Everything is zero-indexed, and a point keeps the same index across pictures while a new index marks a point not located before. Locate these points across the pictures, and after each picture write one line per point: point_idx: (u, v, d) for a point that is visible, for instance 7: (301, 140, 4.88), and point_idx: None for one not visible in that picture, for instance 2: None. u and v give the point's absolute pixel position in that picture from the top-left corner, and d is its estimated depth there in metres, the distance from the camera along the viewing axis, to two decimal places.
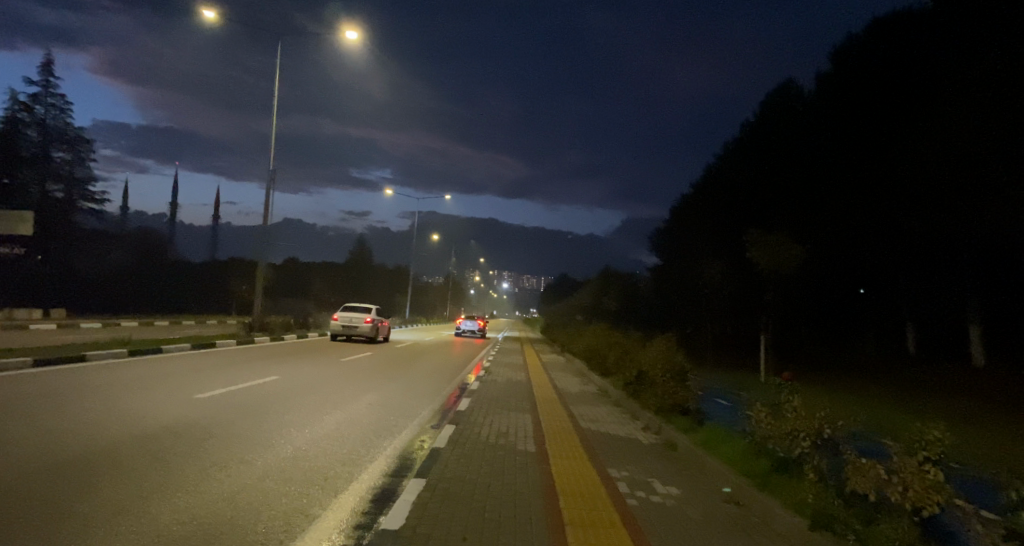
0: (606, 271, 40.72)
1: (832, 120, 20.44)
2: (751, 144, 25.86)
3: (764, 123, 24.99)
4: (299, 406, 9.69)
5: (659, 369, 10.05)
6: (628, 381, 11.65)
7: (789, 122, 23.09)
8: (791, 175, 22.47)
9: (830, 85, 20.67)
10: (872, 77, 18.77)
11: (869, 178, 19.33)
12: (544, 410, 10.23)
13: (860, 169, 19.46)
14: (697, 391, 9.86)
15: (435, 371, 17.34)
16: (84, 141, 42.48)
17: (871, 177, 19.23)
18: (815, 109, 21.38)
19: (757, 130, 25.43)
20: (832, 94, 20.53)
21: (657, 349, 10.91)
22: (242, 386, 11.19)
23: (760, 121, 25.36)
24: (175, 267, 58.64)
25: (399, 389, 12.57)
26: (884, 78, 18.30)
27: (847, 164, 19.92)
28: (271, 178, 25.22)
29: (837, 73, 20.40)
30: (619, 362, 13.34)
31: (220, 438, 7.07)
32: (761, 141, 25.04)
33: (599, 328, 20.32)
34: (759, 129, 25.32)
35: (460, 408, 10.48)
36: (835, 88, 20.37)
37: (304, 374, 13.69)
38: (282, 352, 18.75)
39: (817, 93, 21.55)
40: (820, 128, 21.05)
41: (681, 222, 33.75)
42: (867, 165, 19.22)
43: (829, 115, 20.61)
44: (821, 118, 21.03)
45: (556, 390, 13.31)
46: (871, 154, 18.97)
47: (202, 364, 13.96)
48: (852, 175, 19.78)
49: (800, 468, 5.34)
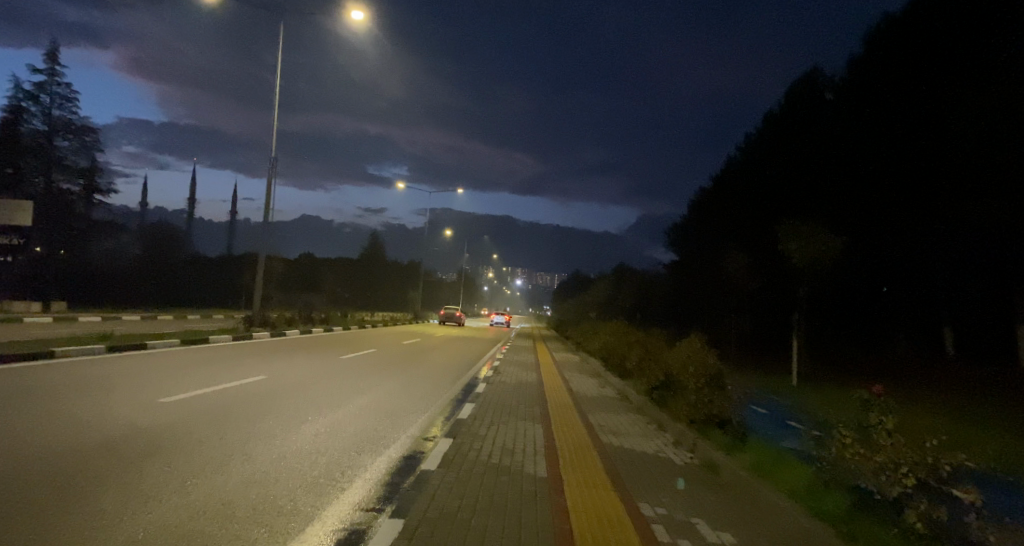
0: (622, 266, 39.37)
1: (864, 105, 18.96)
2: (774, 136, 24.44)
3: (788, 112, 23.50)
4: (278, 412, 8.49)
5: (691, 372, 8.65)
6: (652, 386, 10.26)
7: (815, 111, 21.64)
8: (821, 164, 21.00)
9: (861, 68, 19.16)
10: (907, 59, 17.28)
11: (905, 167, 17.80)
12: (558, 420, 8.92)
13: (897, 157, 17.93)
14: (737, 399, 8.45)
15: (441, 370, 16.13)
16: (91, 130, 41.74)
17: (910, 164, 17.68)
18: (845, 95, 19.89)
19: (780, 120, 24.01)
20: (863, 78, 19.03)
21: (687, 349, 9.51)
22: (220, 388, 10.01)
23: (784, 110, 23.92)
24: (184, 260, 58.21)
25: (397, 392, 11.31)
26: (920, 58, 16.79)
27: (882, 152, 18.42)
28: (273, 167, 24.23)
29: (867, 56, 18.92)
30: (642, 363, 11.95)
31: (165, 458, 5.85)
32: (784, 132, 23.60)
33: (617, 326, 19.02)
34: (782, 119, 23.89)
35: (461, 414, 9.25)
36: (866, 72, 18.87)
37: (294, 373, 12.51)
38: (280, 348, 17.61)
39: (846, 78, 20.04)
40: (851, 114, 19.55)
41: (701, 216, 32.38)
42: (904, 153, 17.67)
43: (860, 100, 19.13)
44: (851, 104, 19.52)
45: (570, 393, 12.01)
46: (910, 141, 17.44)
47: (186, 361, 12.85)
48: (888, 164, 18.28)
49: (903, 514, 4.00)
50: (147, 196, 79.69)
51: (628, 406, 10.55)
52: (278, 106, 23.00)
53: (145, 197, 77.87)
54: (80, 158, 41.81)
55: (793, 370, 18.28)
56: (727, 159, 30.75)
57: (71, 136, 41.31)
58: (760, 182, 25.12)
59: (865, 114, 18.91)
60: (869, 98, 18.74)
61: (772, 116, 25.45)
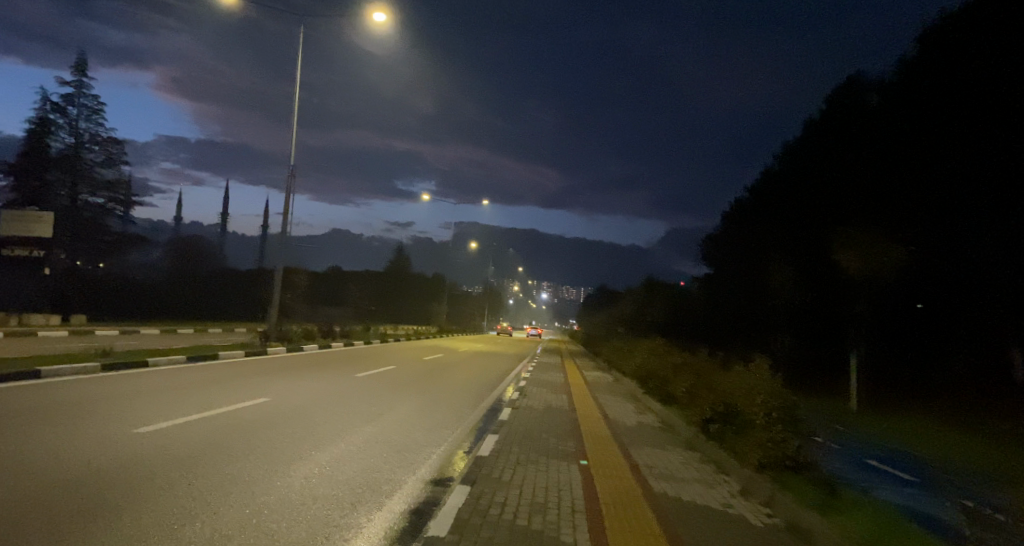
0: (651, 280, 37.77)
1: (914, 107, 17.24)
2: (816, 145, 22.92)
3: (832, 119, 21.89)
4: (269, 446, 7.31)
5: (758, 405, 7.26)
6: (705, 417, 8.78)
7: (859, 118, 20.10)
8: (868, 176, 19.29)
9: (909, 70, 17.48)
10: (961, 56, 15.58)
11: (964, 173, 15.98)
12: (597, 460, 7.52)
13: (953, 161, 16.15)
14: (815, 440, 7.00)
15: (462, 391, 14.84)
16: (117, 142, 41.85)
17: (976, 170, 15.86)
18: (893, 97, 18.20)
19: (821, 129, 22.50)
20: (913, 79, 17.32)
21: (750, 376, 8.05)
22: (211, 414, 8.89)
23: (824, 118, 22.41)
24: (209, 274, 58.23)
25: (412, 419, 10.05)
26: (975, 56, 15.12)
27: (938, 157, 16.67)
28: (291, 177, 23.51)
29: (918, 55, 17.25)
30: (691, 389, 10.43)
31: (109, 518, 4.66)
32: (826, 141, 22.07)
33: (654, 344, 17.42)
34: (824, 128, 22.37)
35: (483, 448, 7.98)
36: (915, 72, 17.19)
37: (299, 395, 11.37)
38: (291, 365, 16.54)
39: (893, 79, 18.36)
40: (899, 118, 17.84)
41: (736, 229, 30.81)
42: (962, 158, 15.89)
43: (909, 103, 17.41)
44: (900, 106, 17.81)
45: (607, 422, 10.60)
46: (968, 144, 15.71)
47: (186, 380, 11.80)
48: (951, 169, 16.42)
49: None
50: (179, 209, 80.73)
51: (677, 441, 9.09)
52: (296, 117, 22.39)
53: (177, 211, 78.95)
54: (107, 170, 41.97)
55: (852, 394, 16.56)
56: (764, 170, 29.18)
57: (98, 148, 41.49)
58: (803, 195, 23.47)
59: (916, 117, 17.17)
60: (919, 99, 17.03)
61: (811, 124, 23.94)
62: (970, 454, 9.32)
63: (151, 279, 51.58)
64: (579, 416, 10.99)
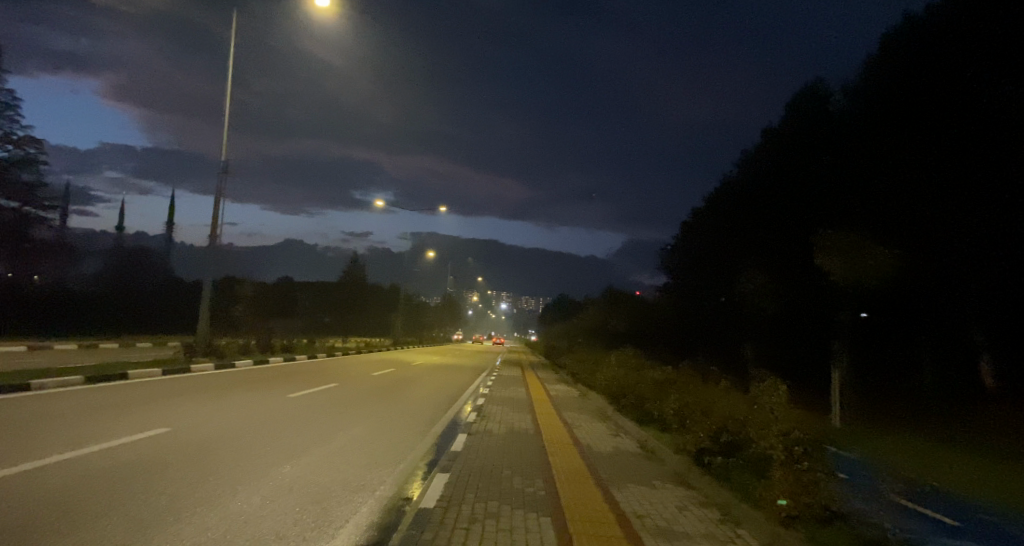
0: (611, 290, 36.65)
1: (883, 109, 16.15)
2: (779, 152, 22.01)
3: (795, 125, 21.00)
4: (138, 502, 5.42)
5: (774, 438, 5.77)
6: (700, 447, 7.27)
7: (823, 124, 19.21)
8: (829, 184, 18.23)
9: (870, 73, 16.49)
10: (932, 57, 14.68)
11: (932, 178, 14.94)
12: (574, 508, 5.97)
13: (915, 166, 15.14)
14: (840, 490, 5.50)
15: (412, 411, 13.06)
16: (36, 142, 38.39)
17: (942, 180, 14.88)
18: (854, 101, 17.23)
19: (784, 136, 21.64)
20: (878, 81, 16.31)
21: (760, 400, 6.57)
22: (79, 451, 6.93)
23: (786, 125, 21.56)
24: (147, 286, 54.72)
25: (345, 452, 8.28)
26: (949, 52, 14.16)
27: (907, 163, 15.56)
28: (224, 178, 21.39)
29: (881, 57, 16.26)
30: (678, 409, 8.94)
31: None
32: (788, 148, 21.23)
33: (624, 356, 15.96)
34: (786, 135, 21.50)
35: (432, 492, 6.33)
36: (878, 75, 16.21)
37: (211, 422, 9.43)
38: (219, 384, 14.46)
39: (857, 82, 17.38)
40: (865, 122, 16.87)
41: (698, 237, 29.92)
42: (927, 162, 14.92)
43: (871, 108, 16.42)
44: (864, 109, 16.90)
45: (581, 450, 9.00)
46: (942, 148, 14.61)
47: (68, 406, 9.68)
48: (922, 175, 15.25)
49: None
50: (121, 217, 76.67)
51: (664, 473, 7.59)
52: (229, 111, 20.29)
53: (121, 221, 75.21)
54: (24, 172, 38.40)
55: (836, 409, 15.44)
56: (723, 180, 28.45)
57: (14, 148, 37.99)
58: (769, 202, 22.47)
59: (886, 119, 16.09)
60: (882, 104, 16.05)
61: (772, 131, 23.12)
62: (993, 485, 8.03)
63: (80, 289, 47.93)
64: (549, 444, 9.33)
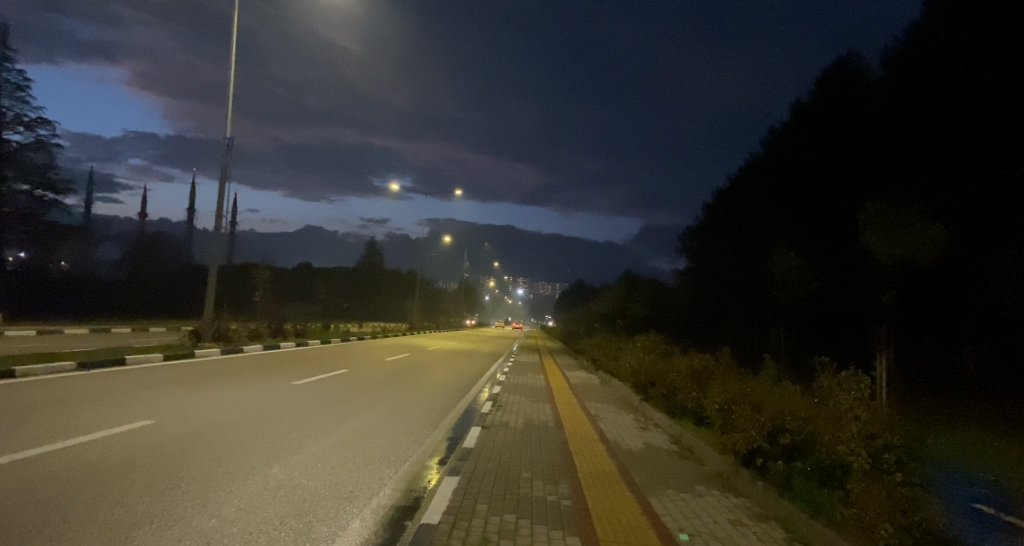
0: (631, 275, 35.49)
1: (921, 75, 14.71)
2: (808, 128, 20.60)
3: (826, 99, 19.60)
4: (90, 516, 4.55)
5: (852, 444, 4.70)
6: (751, 449, 6.18)
7: (858, 95, 17.77)
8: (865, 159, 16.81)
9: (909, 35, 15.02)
10: (967, 16, 13.15)
11: (981, 147, 13.47)
12: (608, 522, 4.98)
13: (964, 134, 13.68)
14: (941, 508, 4.37)
15: (423, 401, 12.15)
16: (49, 124, 37.90)
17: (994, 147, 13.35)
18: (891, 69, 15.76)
19: (814, 111, 20.22)
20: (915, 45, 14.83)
21: (833, 395, 5.53)
22: (37, 451, 6.06)
23: (817, 99, 20.12)
24: (165, 272, 54.61)
25: (342, 450, 7.35)
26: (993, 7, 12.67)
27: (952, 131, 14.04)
28: (228, 158, 20.55)
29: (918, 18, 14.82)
30: (717, 402, 7.90)
31: None
32: (819, 123, 19.83)
33: (652, 342, 14.82)
34: (817, 109, 20.08)
35: (439, 501, 5.38)
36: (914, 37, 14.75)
37: (198, 414, 8.56)
38: (219, 370, 13.69)
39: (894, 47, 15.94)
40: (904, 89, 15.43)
41: (721, 220, 28.63)
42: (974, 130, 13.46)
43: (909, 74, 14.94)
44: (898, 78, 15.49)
45: (610, 447, 7.98)
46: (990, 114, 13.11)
47: (42, 396, 8.84)
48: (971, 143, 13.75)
49: None
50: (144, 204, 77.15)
51: (709, 476, 6.54)
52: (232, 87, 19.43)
53: (144, 207, 75.65)
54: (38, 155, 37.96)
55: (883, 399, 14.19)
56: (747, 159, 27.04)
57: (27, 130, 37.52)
58: (800, 180, 21.08)
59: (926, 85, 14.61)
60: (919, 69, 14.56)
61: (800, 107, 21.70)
62: None
63: (97, 274, 47.78)
64: (572, 440, 8.32)
